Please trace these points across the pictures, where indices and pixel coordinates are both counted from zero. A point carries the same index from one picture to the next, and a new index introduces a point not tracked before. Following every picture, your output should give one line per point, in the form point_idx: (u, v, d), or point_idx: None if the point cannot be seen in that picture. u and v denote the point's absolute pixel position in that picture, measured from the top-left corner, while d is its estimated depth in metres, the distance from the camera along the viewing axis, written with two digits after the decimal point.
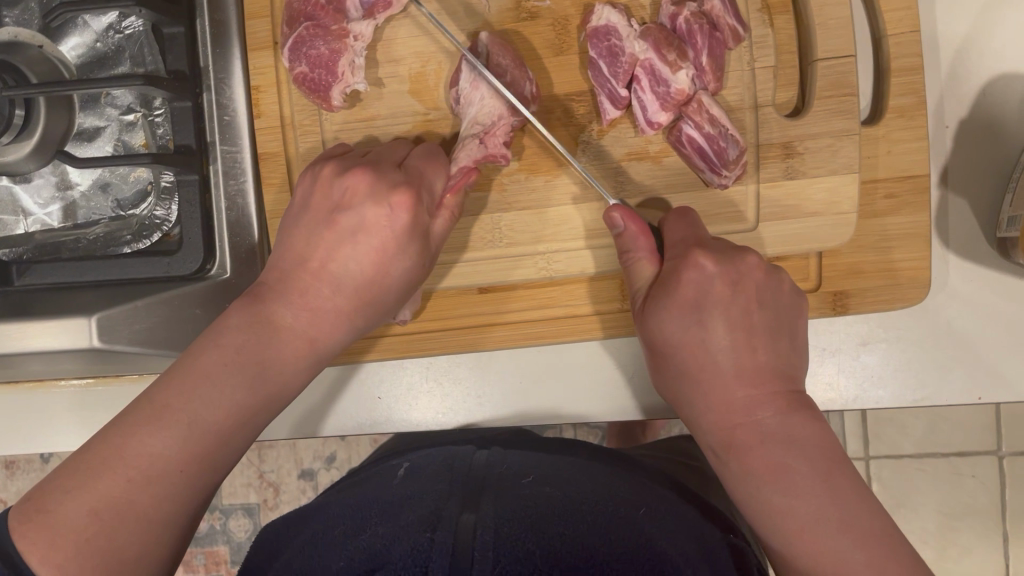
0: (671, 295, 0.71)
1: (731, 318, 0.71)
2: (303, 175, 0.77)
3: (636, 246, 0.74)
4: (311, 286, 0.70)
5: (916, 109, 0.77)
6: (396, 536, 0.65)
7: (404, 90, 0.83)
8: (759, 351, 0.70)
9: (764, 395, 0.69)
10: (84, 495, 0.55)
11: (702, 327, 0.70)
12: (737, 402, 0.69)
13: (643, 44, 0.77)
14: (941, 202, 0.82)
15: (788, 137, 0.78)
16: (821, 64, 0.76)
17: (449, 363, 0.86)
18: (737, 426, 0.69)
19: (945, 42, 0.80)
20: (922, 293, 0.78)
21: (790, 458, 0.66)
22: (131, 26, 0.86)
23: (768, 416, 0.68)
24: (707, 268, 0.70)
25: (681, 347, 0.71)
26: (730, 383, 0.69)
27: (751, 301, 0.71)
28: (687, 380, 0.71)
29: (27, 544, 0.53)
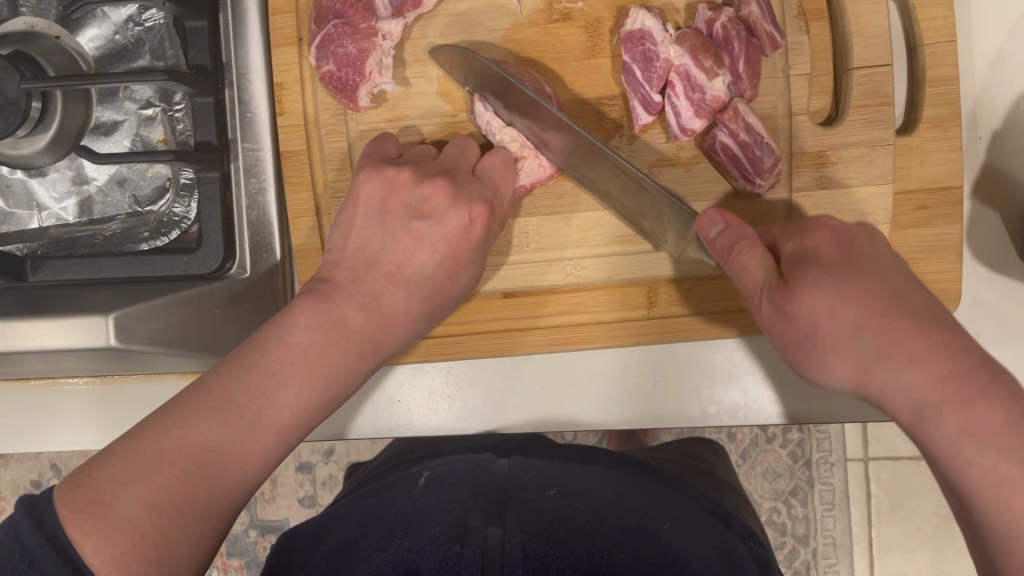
0: (809, 264, 0.67)
1: (876, 285, 0.64)
2: (365, 171, 0.75)
3: (745, 237, 0.70)
4: (384, 289, 0.69)
5: (952, 120, 0.76)
6: (421, 548, 0.64)
7: (432, 91, 0.81)
8: (922, 306, 0.63)
9: (938, 346, 0.58)
10: (149, 484, 0.52)
11: (847, 290, 0.64)
12: (911, 371, 0.58)
13: (679, 49, 0.75)
14: (971, 214, 0.81)
15: (821, 146, 0.77)
16: (856, 72, 0.76)
17: (471, 369, 0.85)
18: (932, 382, 0.57)
19: (979, 52, 0.79)
20: (953, 305, 0.77)
21: (999, 412, 0.54)
22: (151, 18, 0.84)
23: (971, 364, 0.57)
24: (829, 237, 0.69)
25: (841, 313, 0.63)
26: (906, 334, 0.60)
27: (889, 268, 0.67)
28: (862, 352, 0.62)
29: (82, 535, 0.49)
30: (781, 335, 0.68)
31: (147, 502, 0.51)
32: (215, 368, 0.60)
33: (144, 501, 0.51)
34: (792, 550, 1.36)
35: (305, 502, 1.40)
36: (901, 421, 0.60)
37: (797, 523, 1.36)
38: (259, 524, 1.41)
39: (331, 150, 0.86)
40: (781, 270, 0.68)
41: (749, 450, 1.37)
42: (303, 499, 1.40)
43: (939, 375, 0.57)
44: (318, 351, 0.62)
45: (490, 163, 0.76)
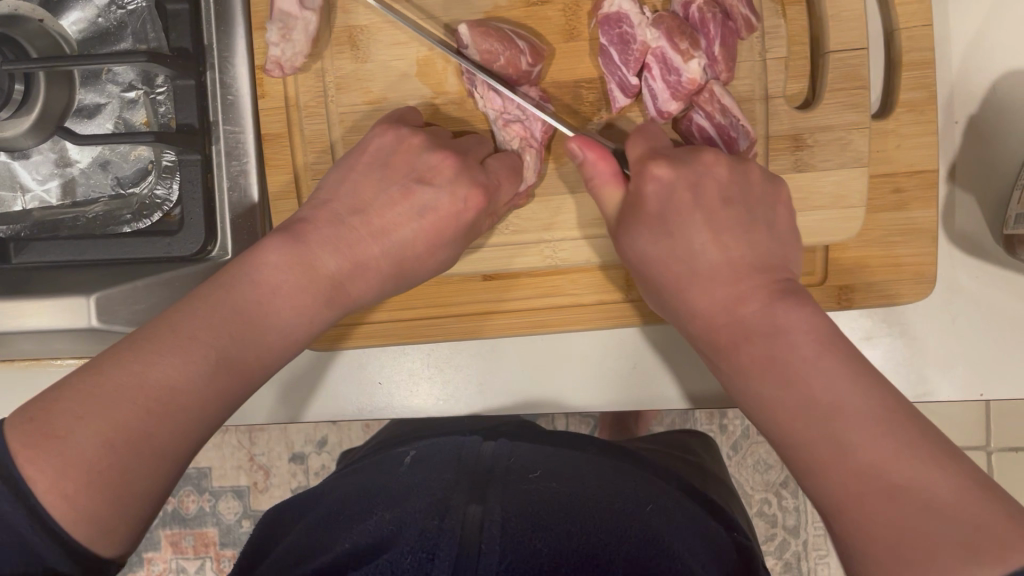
0: (638, 211, 0.71)
1: (705, 222, 0.70)
2: (378, 128, 0.75)
3: (598, 174, 0.73)
4: (360, 240, 0.70)
5: (926, 103, 0.77)
6: (403, 523, 0.64)
7: (412, 74, 0.81)
8: (735, 252, 0.69)
9: (742, 291, 0.66)
10: (108, 419, 0.52)
11: (672, 237, 0.71)
12: (720, 304, 0.67)
13: (655, 32, 0.75)
14: (948, 197, 0.81)
15: (798, 129, 0.77)
16: (832, 56, 0.76)
17: (450, 351, 0.86)
18: (733, 318, 0.66)
19: (957, 37, 0.80)
20: (929, 289, 0.78)
21: (783, 351, 0.61)
22: (134, 1, 0.84)
23: (757, 305, 0.65)
24: (664, 176, 0.70)
25: (655, 258, 0.71)
26: (719, 283, 0.68)
27: (717, 200, 0.71)
28: (667, 290, 0.71)
29: (35, 470, 0.50)
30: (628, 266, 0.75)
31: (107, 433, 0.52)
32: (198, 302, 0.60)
33: (102, 434, 0.52)
34: (783, 541, 1.38)
35: (298, 492, 1.40)
36: (706, 352, 0.69)
37: (787, 515, 1.37)
38: (252, 513, 1.41)
39: (312, 132, 0.84)
40: (623, 207, 0.74)
41: (740, 442, 1.36)
42: (298, 487, 1.41)
43: (736, 320, 0.65)
44: (286, 294, 0.63)
45: (499, 161, 0.75)
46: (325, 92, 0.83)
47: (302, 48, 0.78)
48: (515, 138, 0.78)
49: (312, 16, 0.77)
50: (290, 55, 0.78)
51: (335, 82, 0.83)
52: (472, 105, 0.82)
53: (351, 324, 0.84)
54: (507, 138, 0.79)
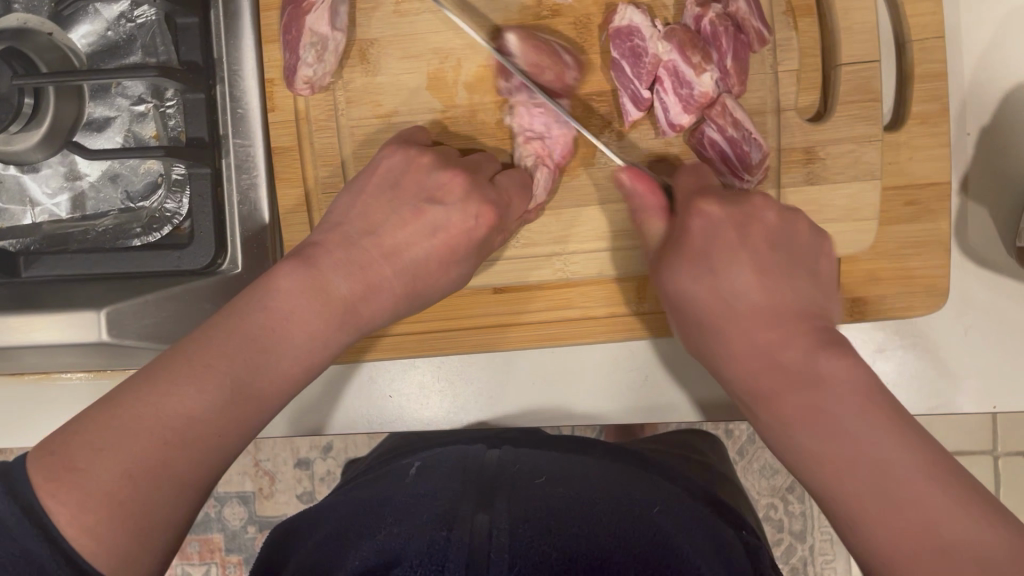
0: (682, 244, 0.70)
1: (744, 259, 0.68)
2: (388, 149, 0.76)
3: (645, 205, 0.75)
4: (376, 263, 0.69)
5: (939, 116, 0.77)
6: (413, 535, 0.64)
7: (422, 87, 0.81)
8: (781, 296, 0.67)
9: (786, 334, 0.64)
10: (123, 452, 0.52)
11: (714, 273, 0.68)
12: (764, 346, 0.65)
13: (667, 45, 0.75)
14: (960, 209, 0.81)
15: (809, 142, 0.77)
16: (844, 68, 0.76)
17: (460, 364, 0.85)
18: (772, 363, 0.64)
19: (969, 48, 0.79)
20: (940, 301, 0.78)
21: (824, 403, 0.60)
22: (143, 15, 0.84)
23: (799, 347, 0.63)
24: (714, 214, 0.70)
25: (698, 300, 0.69)
26: (757, 326, 0.66)
27: (761, 242, 0.69)
28: (705, 328, 0.68)
29: (55, 502, 0.50)
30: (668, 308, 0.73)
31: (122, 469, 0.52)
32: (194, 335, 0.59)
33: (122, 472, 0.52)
34: (789, 546, 1.37)
35: (304, 498, 1.40)
36: (742, 398, 0.67)
37: (794, 520, 1.37)
38: (258, 520, 1.41)
39: (322, 146, 0.84)
40: (664, 240, 0.73)
41: (746, 447, 1.37)
42: (302, 493, 1.41)
43: (773, 363, 0.64)
44: (298, 319, 0.62)
45: (509, 179, 0.76)
46: (336, 106, 0.83)
47: (331, 69, 0.79)
48: (532, 155, 0.78)
49: (341, 37, 0.79)
50: (318, 76, 0.79)
51: (345, 95, 0.83)
52: (482, 119, 0.81)
53: (367, 341, 0.84)
54: (523, 155, 0.79)
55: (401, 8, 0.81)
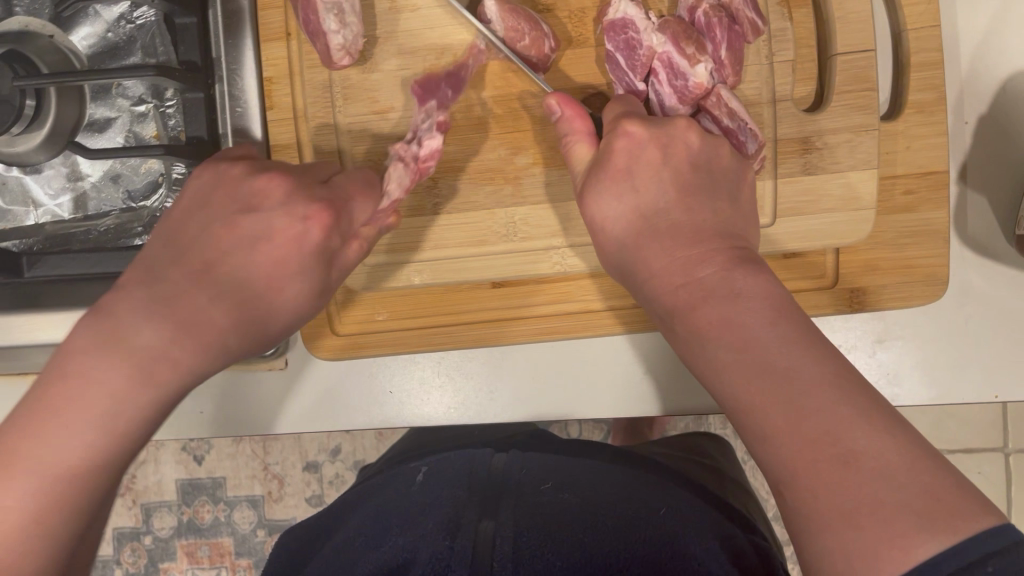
0: (605, 166, 0.70)
1: (665, 180, 0.69)
2: (198, 170, 0.69)
3: (572, 129, 0.73)
4: (188, 290, 0.59)
5: (936, 104, 0.77)
6: (419, 543, 0.66)
7: (419, 83, 0.82)
8: (698, 214, 0.68)
9: (704, 253, 0.63)
10: (70, 446, 0.52)
11: (635, 192, 0.69)
12: (679, 264, 0.64)
13: (661, 37, 0.74)
14: (958, 197, 0.81)
15: (805, 132, 0.77)
16: (839, 58, 0.76)
17: (460, 358, 0.85)
18: (689, 280, 0.62)
19: (966, 36, 0.79)
20: (941, 290, 0.77)
21: (740, 312, 0.56)
22: (142, 16, 0.85)
23: (717, 266, 0.62)
24: (636, 135, 0.70)
25: (619, 218, 0.69)
26: (678, 244, 0.65)
27: (682, 163, 0.70)
28: (628, 250, 0.68)
29: None
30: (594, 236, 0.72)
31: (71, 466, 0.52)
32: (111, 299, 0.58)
33: (71, 467, 0.52)
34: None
35: (313, 501, 1.40)
36: (661, 317, 0.65)
37: None
38: (268, 523, 1.41)
39: (321, 142, 0.85)
40: (591, 165, 0.72)
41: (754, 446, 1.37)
42: (312, 496, 1.40)
43: (691, 280, 0.62)
44: (170, 332, 0.57)
45: (348, 179, 0.73)
46: (333, 102, 0.84)
47: (359, 29, 0.79)
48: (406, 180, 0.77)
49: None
50: (349, 44, 0.79)
51: (343, 92, 0.84)
52: (479, 113, 0.81)
53: (359, 335, 0.85)
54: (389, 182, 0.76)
55: (396, 5, 0.81)
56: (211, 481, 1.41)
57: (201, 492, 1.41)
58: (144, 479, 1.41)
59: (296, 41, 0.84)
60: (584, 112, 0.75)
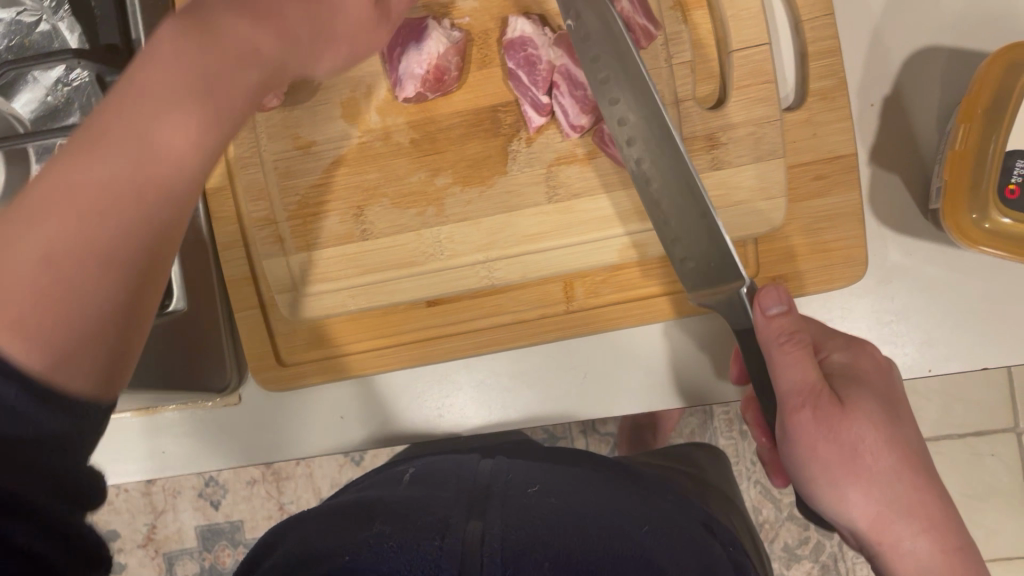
0: (816, 402, 0.66)
1: (873, 410, 0.67)
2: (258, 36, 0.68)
3: (787, 357, 0.66)
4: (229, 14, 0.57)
5: (837, 90, 0.78)
6: (402, 537, 0.64)
7: (338, 116, 0.84)
8: (903, 446, 0.67)
9: (910, 497, 0.67)
10: (145, 124, 0.50)
11: (850, 424, 0.66)
12: (897, 497, 0.67)
13: (558, 52, 0.80)
14: (870, 180, 0.81)
15: (710, 128, 0.79)
16: (735, 54, 0.78)
17: (406, 378, 0.89)
18: (920, 522, 0.67)
19: (861, 21, 0.81)
20: (860, 269, 0.79)
21: (918, 539, 0.67)
22: (78, 78, 0.89)
23: (923, 504, 0.67)
24: (877, 357, 0.71)
25: (832, 462, 0.67)
26: (881, 472, 0.67)
27: (879, 385, 0.69)
28: (830, 477, 0.68)
29: (70, 160, 0.47)
30: (786, 447, 0.70)
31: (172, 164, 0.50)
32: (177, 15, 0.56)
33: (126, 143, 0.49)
34: (817, 544, 1.35)
35: None
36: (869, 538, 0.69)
37: None
38: None
39: (250, 181, 0.86)
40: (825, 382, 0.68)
41: None
42: None
43: (934, 521, 0.67)
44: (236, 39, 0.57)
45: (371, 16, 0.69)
46: (258, 142, 0.85)
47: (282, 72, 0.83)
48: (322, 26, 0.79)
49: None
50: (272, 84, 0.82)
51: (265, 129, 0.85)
52: (397, 140, 0.83)
53: (300, 368, 0.88)
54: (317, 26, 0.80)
55: None
56: (231, 525, 1.40)
57: (221, 537, 1.40)
58: (163, 528, 1.40)
59: None
60: (774, 297, 0.67)
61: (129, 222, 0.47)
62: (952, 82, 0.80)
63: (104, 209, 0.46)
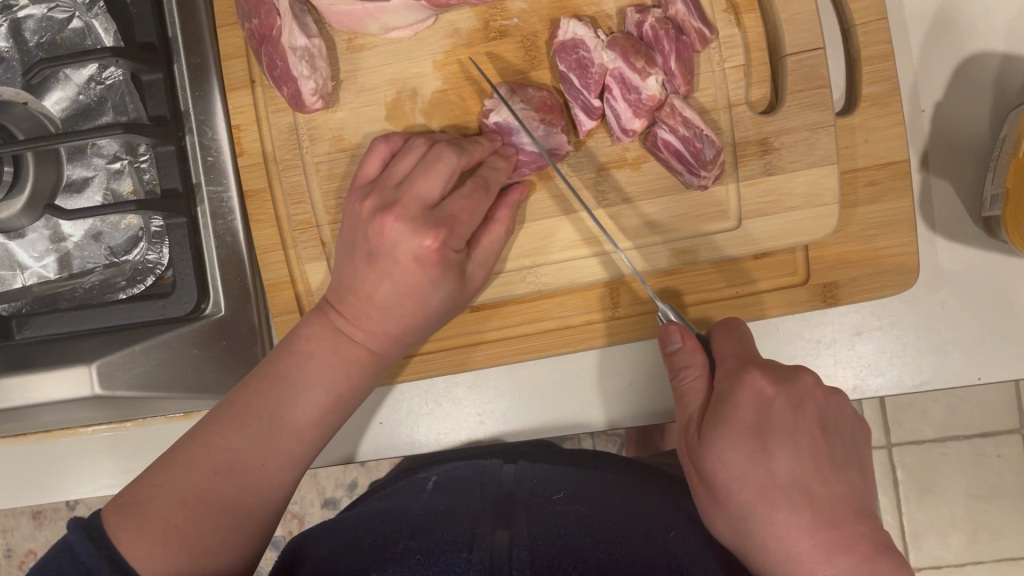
0: (691, 437, 0.67)
1: (739, 438, 0.64)
2: (407, 146, 0.76)
3: (692, 363, 0.70)
4: (386, 272, 0.72)
5: (891, 95, 0.77)
6: (431, 554, 0.61)
7: (382, 118, 0.83)
8: (773, 479, 0.63)
9: (792, 524, 0.62)
10: (238, 446, 0.67)
11: (708, 452, 0.64)
12: (773, 526, 0.62)
13: (611, 54, 0.77)
14: (923, 185, 0.81)
15: (762, 133, 0.78)
16: (789, 59, 0.77)
17: (446, 385, 0.87)
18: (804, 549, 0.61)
19: (914, 26, 0.80)
20: (911, 278, 0.78)
21: (813, 570, 0.61)
22: (111, 76, 0.86)
23: (808, 533, 0.61)
24: (765, 389, 0.65)
25: (700, 492, 0.66)
26: (745, 501, 0.63)
27: (751, 416, 0.64)
28: (703, 506, 0.67)
29: (120, 529, 0.60)
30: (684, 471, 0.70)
31: (397, 335, 0.74)
32: (352, 216, 0.75)
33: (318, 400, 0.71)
34: None
35: None
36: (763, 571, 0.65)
37: None
38: None
39: (291, 183, 0.87)
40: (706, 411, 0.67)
41: None
42: None
43: (826, 552, 0.61)
44: (376, 322, 0.73)
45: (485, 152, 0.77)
46: (300, 145, 0.86)
47: (328, 72, 0.80)
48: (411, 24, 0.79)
49: (319, 41, 0.80)
50: (319, 85, 0.80)
51: (308, 134, 0.85)
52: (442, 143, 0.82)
53: None
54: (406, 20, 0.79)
55: (355, 44, 0.83)
56: None
57: None
58: None
59: (260, 88, 0.87)
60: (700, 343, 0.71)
61: (241, 488, 0.66)
62: (1005, 89, 0.80)
63: (287, 450, 0.69)
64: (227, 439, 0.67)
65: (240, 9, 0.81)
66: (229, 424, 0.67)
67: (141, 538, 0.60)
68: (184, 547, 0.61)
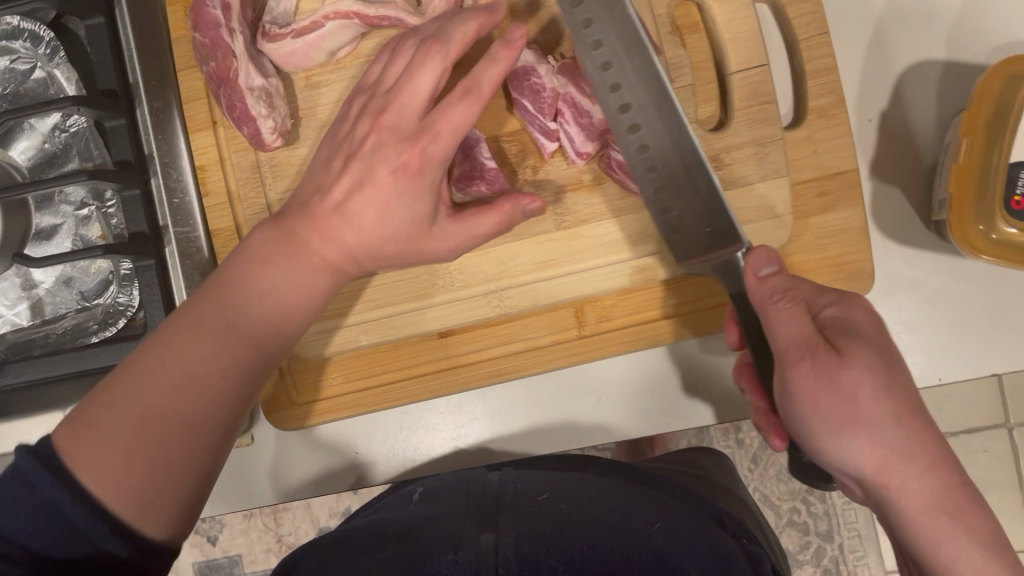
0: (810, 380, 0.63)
1: (869, 362, 0.63)
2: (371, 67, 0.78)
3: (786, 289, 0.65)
4: (363, 176, 0.72)
5: (835, 108, 0.79)
6: (420, 554, 0.60)
7: None
8: (892, 385, 0.63)
9: (922, 440, 0.63)
10: (197, 357, 0.62)
11: (841, 370, 0.63)
12: (900, 449, 0.63)
13: (562, 79, 0.81)
14: (874, 194, 0.83)
15: (714, 151, 0.80)
16: (734, 77, 0.79)
17: (420, 411, 0.88)
18: (895, 474, 0.63)
19: (855, 39, 0.83)
20: (869, 283, 0.79)
21: (941, 506, 0.63)
22: (74, 124, 0.88)
23: (931, 455, 0.63)
24: (854, 308, 0.67)
25: (824, 408, 0.63)
26: (881, 432, 0.63)
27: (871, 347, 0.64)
28: (822, 431, 0.64)
29: (82, 466, 0.55)
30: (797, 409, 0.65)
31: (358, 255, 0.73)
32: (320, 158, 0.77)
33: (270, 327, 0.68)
34: None
35: None
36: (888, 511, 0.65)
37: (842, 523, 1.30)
38: None
39: (254, 221, 0.88)
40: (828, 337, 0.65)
41: None
42: None
43: (928, 477, 0.63)
44: (347, 223, 0.72)
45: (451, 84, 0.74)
46: (262, 181, 0.87)
47: (285, 111, 0.82)
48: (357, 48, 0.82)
49: (276, 80, 0.83)
50: (277, 120, 0.82)
51: (270, 170, 0.87)
52: None
53: (316, 402, 0.86)
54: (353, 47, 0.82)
55: (312, 81, 0.85)
56: (228, 561, 1.34)
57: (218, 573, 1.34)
58: None
59: (222, 128, 0.88)
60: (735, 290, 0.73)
61: (201, 399, 0.61)
62: (949, 95, 0.82)
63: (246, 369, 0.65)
64: (189, 352, 0.62)
65: (197, 53, 0.83)
66: (179, 335, 0.63)
67: (97, 465, 0.55)
68: (147, 467, 0.57)
